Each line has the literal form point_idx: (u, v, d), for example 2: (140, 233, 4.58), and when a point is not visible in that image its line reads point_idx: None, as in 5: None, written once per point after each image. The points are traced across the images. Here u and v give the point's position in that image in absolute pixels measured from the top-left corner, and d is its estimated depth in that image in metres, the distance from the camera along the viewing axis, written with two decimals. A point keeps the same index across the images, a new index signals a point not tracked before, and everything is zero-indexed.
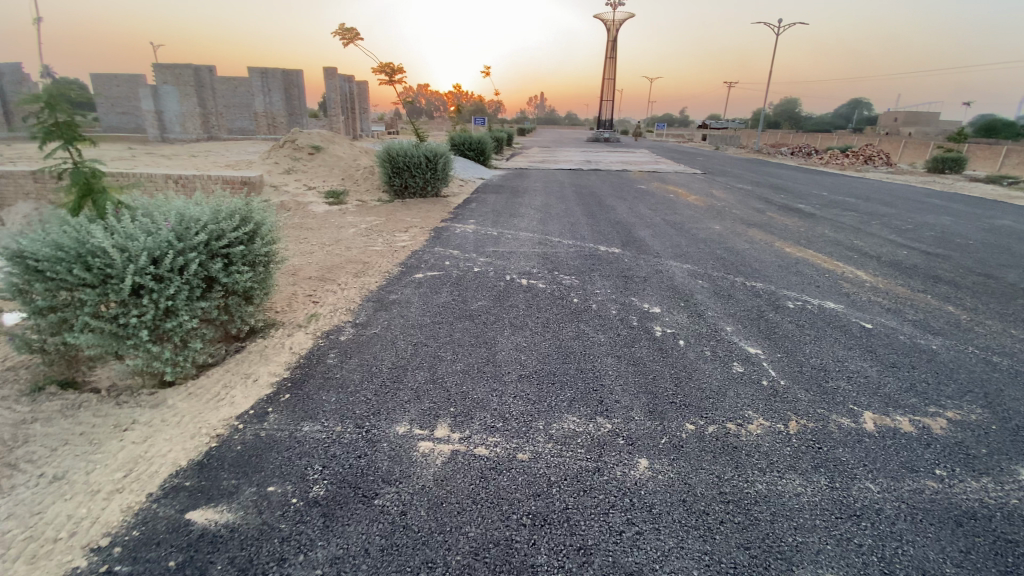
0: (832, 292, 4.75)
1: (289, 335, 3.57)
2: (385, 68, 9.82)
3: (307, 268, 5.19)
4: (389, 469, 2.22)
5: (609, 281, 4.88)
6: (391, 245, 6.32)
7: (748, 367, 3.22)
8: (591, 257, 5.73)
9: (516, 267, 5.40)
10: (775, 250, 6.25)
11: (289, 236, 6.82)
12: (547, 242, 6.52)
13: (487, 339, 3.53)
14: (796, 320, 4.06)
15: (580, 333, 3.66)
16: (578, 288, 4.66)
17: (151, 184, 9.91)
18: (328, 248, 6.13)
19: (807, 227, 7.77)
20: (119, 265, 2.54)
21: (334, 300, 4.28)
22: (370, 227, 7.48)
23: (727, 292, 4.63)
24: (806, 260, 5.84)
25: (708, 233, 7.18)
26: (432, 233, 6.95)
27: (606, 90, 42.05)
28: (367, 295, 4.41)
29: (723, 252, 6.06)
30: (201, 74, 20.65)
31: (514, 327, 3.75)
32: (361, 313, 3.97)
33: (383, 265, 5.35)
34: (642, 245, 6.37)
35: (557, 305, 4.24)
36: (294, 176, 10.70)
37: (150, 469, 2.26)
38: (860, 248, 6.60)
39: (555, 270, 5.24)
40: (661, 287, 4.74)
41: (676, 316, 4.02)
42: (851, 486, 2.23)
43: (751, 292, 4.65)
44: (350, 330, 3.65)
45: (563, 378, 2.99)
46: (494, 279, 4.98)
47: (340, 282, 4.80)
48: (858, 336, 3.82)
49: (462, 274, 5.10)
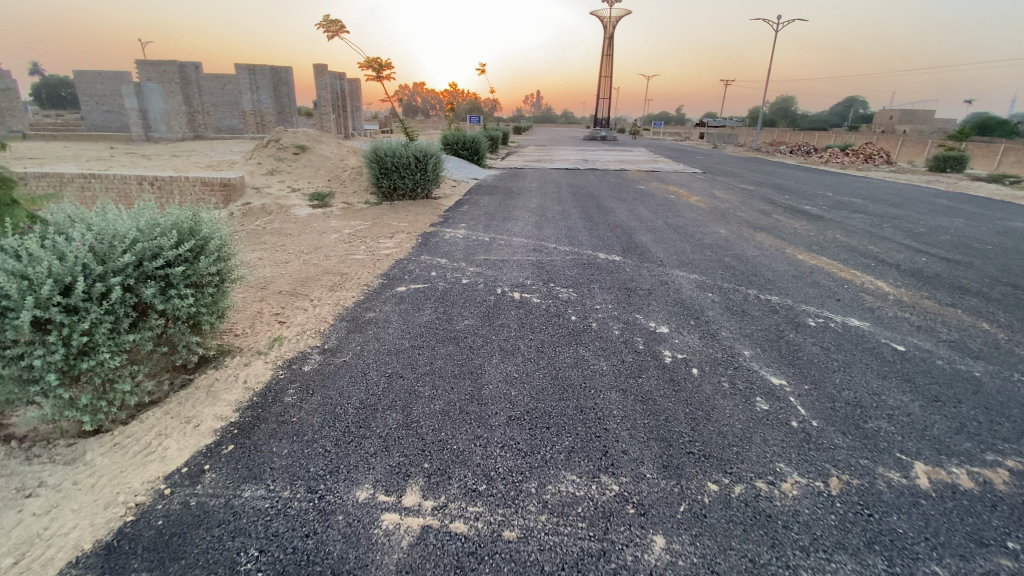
0: (855, 308, 4.32)
1: (246, 366, 3.13)
2: (373, 63, 9.34)
3: (279, 281, 4.74)
4: (341, 555, 1.78)
5: (611, 294, 4.45)
6: (374, 253, 5.86)
7: (774, 404, 2.78)
8: (589, 267, 5.29)
9: (508, 277, 4.96)
10: (786, 258, 5.82)
11: (265, 243, 6.37)
12: (542, 249, 6.07)
13: (473, 368, 3.07)
14: (820, 342, 3.62)
15: (579, 359, 3.21)
16: (576, 303, 4.22)
17: (126, 185, 9.43)
18: (306, 257, 5.68)
19: (817, 231, 7.36)
20: (15, 296, 2.09)
21: (303, 320, 3.82)
22: (354, 232, 7.02)
23: (740, 307, 4.20)
24: (821, 268, 5.42)
25: (714, 238, 6.75)
26: (420, 239, 6.50)
27: (603, 88, 41.49)
28: (340, 313, 3.95)
29: (731, 260, 5.64)
30: (187, 70, 20.29)
31: (504, 352, 3.30)
32: (331, 336, 3.52)
33: (363, 277, 4.89)
34: (644, 252, 5.94)
35: (553, 324, 3.80)
36: (277, 177, 10.24)
37: (45, 555, 1.80)
38: (876, 254, 6.19)
39: (551, 282, 4.80)
40: (667, 301, 4.30)
41: (686, 337, 3.58)
42: (916, 572, 1.79)
43: (766, 307, 4.23)
44: (316, 358, 3.19)
45: (560, 420, 2.54)
46: (484, 292, 4.53)
47: (313, 296, 4.35)
48: (891, 360, 3.38)
49: (449, 286, 4.65)
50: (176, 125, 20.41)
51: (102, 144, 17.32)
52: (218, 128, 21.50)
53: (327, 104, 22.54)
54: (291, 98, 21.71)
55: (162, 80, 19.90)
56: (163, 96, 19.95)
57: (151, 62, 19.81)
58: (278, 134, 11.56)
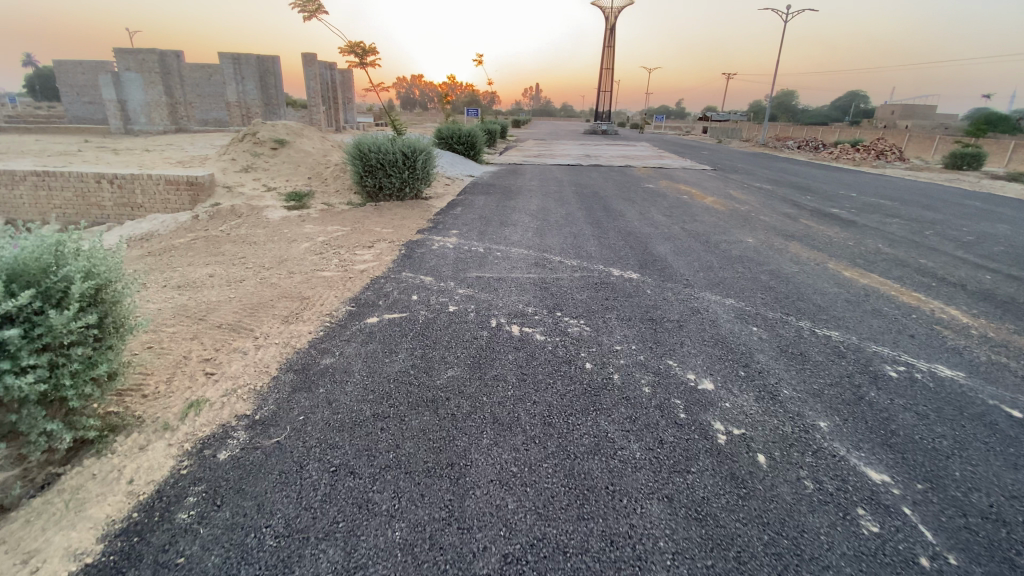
0: (938, 349, 3.46)
1: (139, 453, 2.27)
2: (354, 48, 8.38)
3: (224, 309, 3.87)
4: None
5: (633, 328, 3.57)
6: (347, 267, 4.96)
7: (886, 523, 1.95)
8: (602, 288, 4.43)
9: (505, 303, 4.08)
10: (832, 276, 4.95)
11: (222, 256, 5.48)
12: (545, 264, 5.18)
13: (455, 457, 2.20)
14: (912, 406, 2.76)
15: (601, 441, 2.33)
16: (590, 342, 3.35)
17: (83, 183, 8.51)
18: (265, 273, 4.80)
19: (855, 240, 6.52)
20: None
21: (239, 371, 2.95)
22: (330, 240, 6.13)
23: (796, 348, 3.34)
24: (877, 291, 4.56)
25: (742, 249, 5.86)
26: (403, 250, 5.61)
27: (603, 81, 40.37)
28: (288, 360, 3.07)
29: (769, 278, 4.78)
30: (167, 59, 19.26)
31: (499, 426, 2.42)
32: (267, 401, 2.64)
33: (327, 302, 4.00)
34: (665, 267, 5.08)
35: (562, 375, 2.90)
36: (252, 174, 9.32)
37: None
38: (931, 270, 5.35)
39: (557, 309, 3.92)
40: (704, 340, 3.42)
41: (739, 399, 2.72)
42: None
43: (830, 349, 3.35)
44: (239, 441, 2.34)
45: (581, 567, 1.68)
46: (474, 324, 3.65)
47: (260, 331, 3.48)
48: (1014, 438, 2.53)
49: (431, 316, 3.77)
50: (156, 117, 19.36)
51: (75, 137, 16.29)
52: (203, 121, 20.46)
53: (318, 95, 21.52)
54: (278, 89, 20.61)
55: (141, 70, 18.83)
56: (143, 85, 18.87)
57: (128, 50, 18.72)
58: (255, 127, 10.62)
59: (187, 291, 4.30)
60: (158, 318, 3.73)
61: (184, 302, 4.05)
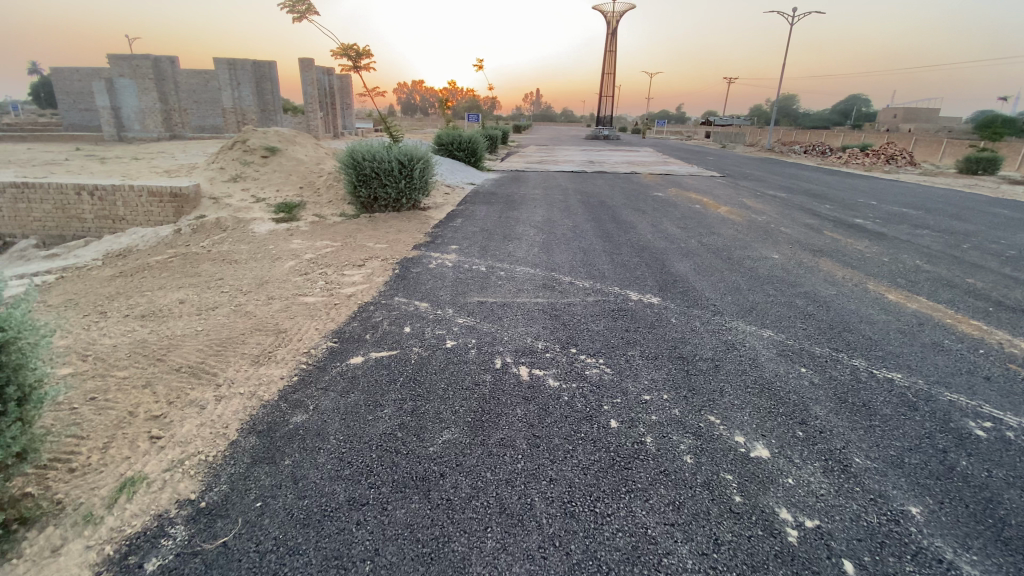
0: (1021, 396, 2.94)
1: (45, 560, 1.75)
2: (348, 50, 7.92)
3: (188, 346, 3.36)
4: None
5: (661, 369, 3.06)
6: (333, 291, 4.45)
7: None
8: (620, 316, 3.92)
9: (511, 335, 3.57)
10: (875, 299, 4.44)
11: (197, 277, 4.98)
12: (554, 286, 4.67)
13: (451, 571, 1.68)
14: (1017, 481, 2.24)
15: (641, 544, 1.80)
16: (613, 388, 2.84)
17: (62, 195, 8.02)
18: (243, 298, 4.30)
19: (887, 255, 6.03)
20: None
21: (192, 433, 2.44)
22: (318, 257, 5.63)
23: (858, 399, 2.83)
24: (929, 319, 4.05)
25: (768, 267, 5.34)
26: (398, 270, 5.11)
27: (605, 85, 40.04)
28: (252, 418, 2.56)
29: (806, 303, 4.28)
30: (162, 64, 18.75)
31: (508, 518, 1.90)
32: (219, 480, 2.13)
33: (307, 336, 3.50)
34: (687, 289, 4.58)
35: (582, 438, 2.38)
36: (240, 184, 8.84)
37: None
38: (981, 290, 4.85)
39: (571, 344, 3.42)
40: (747, 386, 2.90)
41: (805, 475, 2.20)
42: None
43: (897, 402, 2.84)
44: (176, 542, 1.83)
45: None
46: (475, 364, 3.13)
47: (225, 375, 2.97)
48: None
49: (425, 353, 3.26)
50: (151, 124, 18.95)
51: (66, 146, 15.93)
52: (198, 128, 20.10)
53: (316, 101, 21.12)
54: (276, 95, 20.19)
55: (135, 76, 18.44)
56: (137, 93, 18.53)
57: (122, 56, 18.31)
58: (245, 134, 10.15)
59: (151, 322, 3.79)
60: (110, 358, 3.22)
61: (143, 337, 3.53)
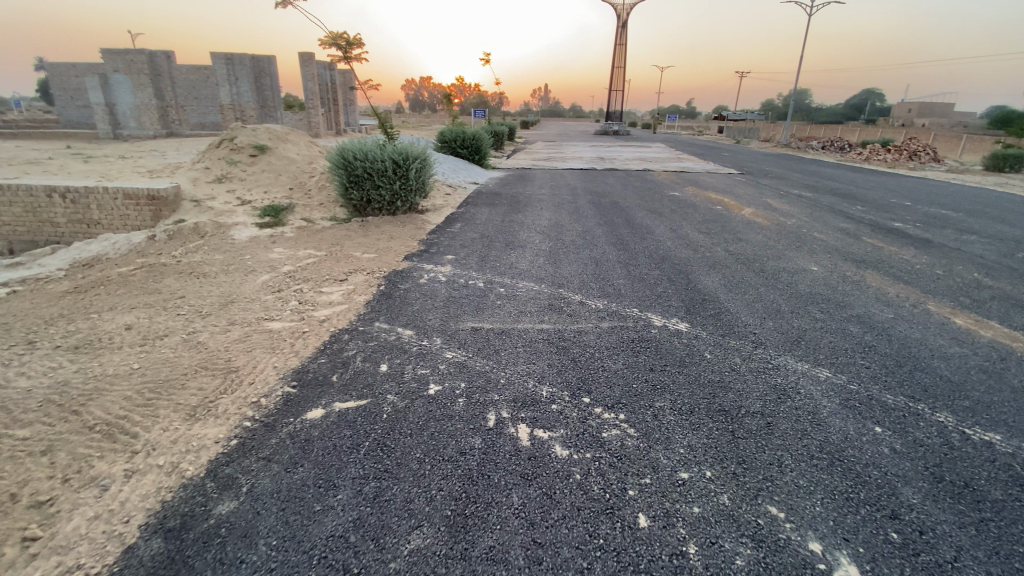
0: None
1: None
2: (337, 39, 7.29)
3: (114, 391, 2.76)
4: None
5: (699, 430, 2.40)
6: (305, 315, 3.84)
7: None
8: (641, 348, 3.27)
9: (509, 375, 2.93)
10: (941, 326, 3.75)
11: (156, 294, 4.38)
12: (561, 307, 4.03)
13: None
14: None
15: None
16: (639, 460, 2.19)
17: (34, 198, 7.48)
18: (198, 323, 3.70)
19: (940, 266, 5.32)
20: None
21: (79, 533, 1.83)
22: (297, 270, 5.02)
23: (958, 478, 2.16)
24: (1012, 352, 3.37)
25: (808, 282, 4.66)
26: (384, 286, 4.49)
27: (615, 79, 39.13)
28: (164, 507, 1.94)
29: (862, 330, 3.60)
30: (157, 60, 18.30)
31: None
32: None
33: (263, 378, 2.88)
34: (718, 311, 3.92)
35: (600, 548, 1.74)
36: (226, 185, 8.27)
37: None
38: None
39: (583, 389, 2.77)
40: (813, 457, 2.24)
41: None
42: None
43: (1008, 480, 2.17)
44: None
45: None
46: (463, 420, 2.49)
47: (146, 438, 2.35)
48: None
49: (402, 404, 2.62)
50: (146, 121, 18.49)
51: (59, 143, 15.52)
52: (196, 125, 19.63)
53: (318, 98, 20.57)
54: (275, 91, 19.64)
55: (130, 72, 17.98)
56: (132, 88, 18.09)
57: (117, 51, 17.84)
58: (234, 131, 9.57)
59: (84, 355, 3.21)
60: (16, 409, 2.62)
61: (66, 377, 2.94)
